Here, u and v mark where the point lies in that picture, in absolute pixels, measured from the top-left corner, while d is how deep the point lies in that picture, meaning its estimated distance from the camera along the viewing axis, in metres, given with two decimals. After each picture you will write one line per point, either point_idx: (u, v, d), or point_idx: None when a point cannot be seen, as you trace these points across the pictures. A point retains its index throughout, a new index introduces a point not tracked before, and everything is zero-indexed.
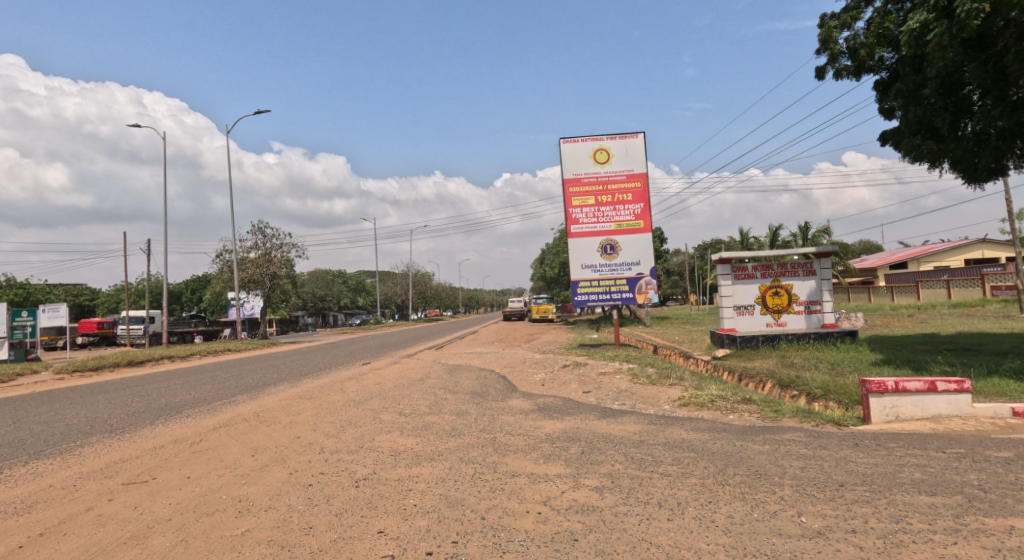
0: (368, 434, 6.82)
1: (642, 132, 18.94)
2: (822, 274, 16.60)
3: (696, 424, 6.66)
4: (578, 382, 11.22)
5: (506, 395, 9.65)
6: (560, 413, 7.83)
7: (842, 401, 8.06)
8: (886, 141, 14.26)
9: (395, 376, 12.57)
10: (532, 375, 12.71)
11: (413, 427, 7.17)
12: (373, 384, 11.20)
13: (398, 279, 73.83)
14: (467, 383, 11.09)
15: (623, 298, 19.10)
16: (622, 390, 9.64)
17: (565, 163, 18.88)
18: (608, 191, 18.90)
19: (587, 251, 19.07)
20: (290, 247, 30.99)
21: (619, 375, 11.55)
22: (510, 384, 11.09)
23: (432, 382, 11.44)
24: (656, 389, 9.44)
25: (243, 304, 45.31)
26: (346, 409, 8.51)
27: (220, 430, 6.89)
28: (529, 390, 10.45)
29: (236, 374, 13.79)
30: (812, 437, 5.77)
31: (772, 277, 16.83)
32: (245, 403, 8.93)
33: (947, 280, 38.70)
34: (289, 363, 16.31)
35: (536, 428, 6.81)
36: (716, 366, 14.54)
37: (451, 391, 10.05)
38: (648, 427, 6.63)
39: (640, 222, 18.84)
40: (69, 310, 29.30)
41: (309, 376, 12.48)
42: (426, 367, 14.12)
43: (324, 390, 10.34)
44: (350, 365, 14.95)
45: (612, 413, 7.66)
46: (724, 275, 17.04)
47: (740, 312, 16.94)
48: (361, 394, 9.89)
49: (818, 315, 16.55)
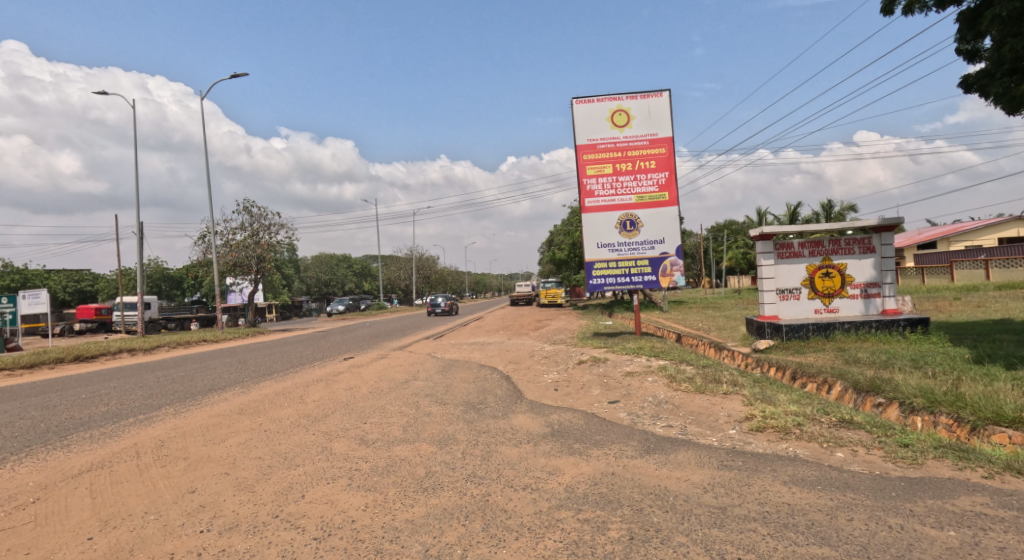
0: (301, 484, 4.56)
1: (667, 90, 16.47)
2: (882, 252, 14.23)
3: (794, 471, 4.35)
4: (599, 386, 8.95)
5: (509, 408, 7.35)
6: (584, 443, 5.55)
7: (996, 439, 5.72)
8: (969, 86, 11.69)
9: (376, 375, 10.33)
10: (543, 374, 10.41)
11: (371, 470, 4.90)
12: (346, 389, 9.00)
13: (402, 264, 71.37)
14: (460, 388, 8.83)
15: (645, 282, 16.72)
16: (660, 401, 7.34)
17: (578, 126, 16.52)
18: (627, 158, 16.50)
19: (604, 227, 16.69)
20: (279, 229, 28.63)
21: (651, 378, 9.23)
22: (515, 389, 8.81)
23: (418, 386, 9.18)
24: (706, 401, 7.15)
25: (240, 290, 43.11)
26: (291, 432, 6.27)
27: (81, 478, 4.65)
28: (540, 399, 8.16)
29: (189, 372, 11.55)
30: (1015, 508, 3.45)
31: (821, 256, 14.52)
32: (158, 422, 6.68)
33: (985, 261, 35.94)
34: (264, 357, 14.17)
35: (550, 478, 4.54)
36: (760, 362, 12.24)
37: (438, 402, 7.78)
38: (723, 478, 4.32)
39: (665, 195, 16.41)
40: (47, 298, 27.28)
41: (269, 378, 10.22)
42: (416, 365, 11.87)
43: (280, 397, 8.12)
44: (329, 361, 12.73)
45: (660, 445, 5.38)
46: (766, 254, 14.71)
47: (785, 297, 14.62)
48: (322, 405, 7.69)
49: (877, 299, 14.23)
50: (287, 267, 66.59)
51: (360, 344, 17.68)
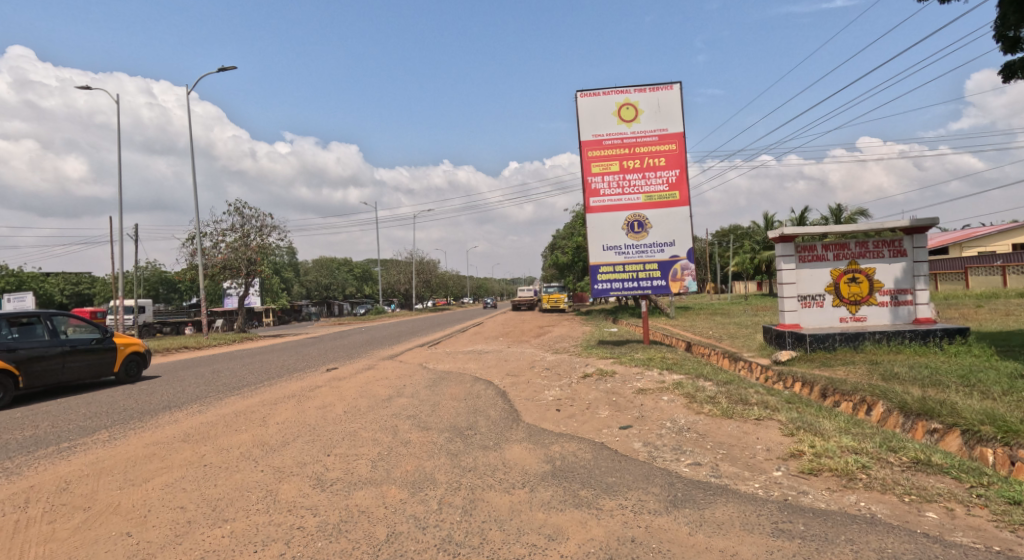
0: (220, 552, 3.45)
1: (678, 82, 15.39)
2: (914, 255, 13.17)
3: (879, 545, 3.23)
4: (608, 407, 7.80)
5: (503, 437, 6.19)
6: (594, 489, 4.41)
7: None
8: (1014, 73, 10.60)
9: (357, 391, 9.20)
10: (543, 390, 9.25)
11: (318, 528, 3.77)
12: (319, 407, 7.88)
13: (402, 268, 70.18)
14: (448, 408, 7.70)
15: (654, 287, 15.56)
16: (680, 428, 6.19)
17: (583, 121, 15.45)
18: (635, 155, 15.40)
19: (610, 228, 15.55)
20: (271, 230, 27.60)
21: (667, 397, 8.08)
22: (511, 409, 7.68)
23: (401, 405, 8.02)
24: (736, 429, 6.00)
25: (235, 295, 42.17)
26: (235, 463, 5.15)
27: None
28: (540, 423, 7.01)
29: (153, 383, 10.44)
30: None
31: (847, 260, 13.45)
32: (78, 450, 5.54)
33: (1002, 267, 34.89)
34: (242, 366, 13.03)
35: (549, 550, 3.40)
36: (782, 376, 11.13)
37: (420, 427, 6.65)
38: (785, 553, 3.20)
39: (676, 194, 15.28)
40: (32, 301, 26.27)
41: (234, 392, 9.06)
42: (403, 378, 10.71)
43: (237, 418, 6.99)
44: (310, 372, 11.59)
45: (689, 493, 4.25)
46: (786, 257, 13.61)
47: (807, 303, 13.51)
48: (285, 428, 6.57)
49: (909, 307, 13.13)
50: (286, 270, 65.44)
51: (351, 352, 16.60)
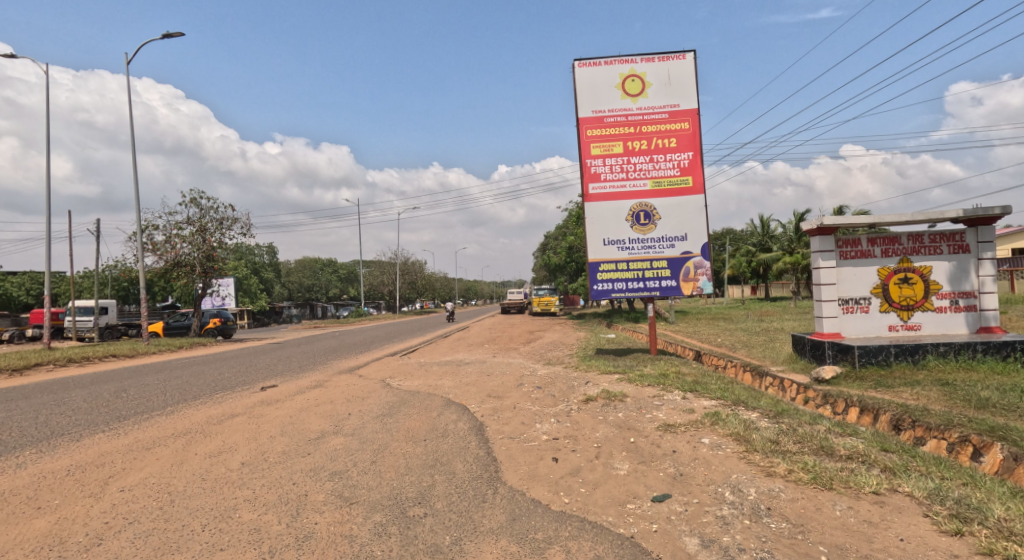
0: None
1: (691, 50, 13.11)
2: (980, 251, 10.92)
3: None
4: (625, 455, 5.42)
5: (467, 522, 3.79)
6: None
7: None
8: None
9: (279, 425, 6.74)
10: (533, 423, 6.84)
11: None
12: (209, 453, 5.43)
13: (385, 267, 67.42)
14: (396, 459, 5.29)
15: (663, 288, 13.22)
16: (754, 510, 3.83)
17: (581, 95, 13.12)
18: (641, 135, 13.09)
19: (612, 219, 13.21)
20: (234, 223, 25.10)
21: (708, 439, 5.69)
22: (487, 460, 5.27)
23: (329, 450, 5.59)
24: (850, 515, 3.64)
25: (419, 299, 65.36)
26: None
27: None
28: (530, 486, 4.63)
29: (18, 406, 7.90)
30: None
31: (897, 257, 11.21)
32: None
33: (1010, 271, 33.11)
34: (160, 382, 10.48)
35: None
36: (832, 399, 8.83)
37: (341, 500, 4.24)
38: None
39: (689, 179, 12.98)
40: None
41: (105, 426, 6.55)
42: (352, 402, 8.25)
43: (62, 480, 4.53)
44: (236, 392, 9.09)
45: None
46: (825, 253, 11.36)
47: (849, 309, 11.29)
48: (125, 501, 4.14)
49: (973, 313, 10.92)
50: (264, 269, 62.54)
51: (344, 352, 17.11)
